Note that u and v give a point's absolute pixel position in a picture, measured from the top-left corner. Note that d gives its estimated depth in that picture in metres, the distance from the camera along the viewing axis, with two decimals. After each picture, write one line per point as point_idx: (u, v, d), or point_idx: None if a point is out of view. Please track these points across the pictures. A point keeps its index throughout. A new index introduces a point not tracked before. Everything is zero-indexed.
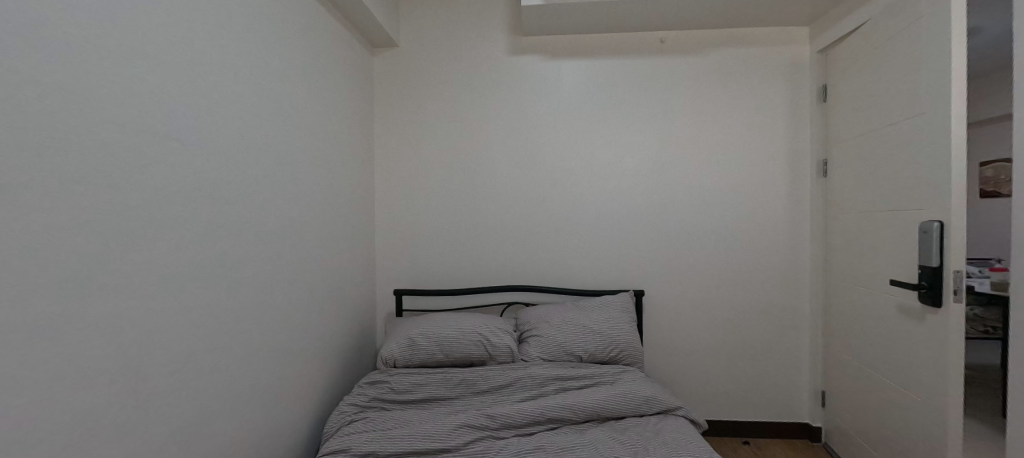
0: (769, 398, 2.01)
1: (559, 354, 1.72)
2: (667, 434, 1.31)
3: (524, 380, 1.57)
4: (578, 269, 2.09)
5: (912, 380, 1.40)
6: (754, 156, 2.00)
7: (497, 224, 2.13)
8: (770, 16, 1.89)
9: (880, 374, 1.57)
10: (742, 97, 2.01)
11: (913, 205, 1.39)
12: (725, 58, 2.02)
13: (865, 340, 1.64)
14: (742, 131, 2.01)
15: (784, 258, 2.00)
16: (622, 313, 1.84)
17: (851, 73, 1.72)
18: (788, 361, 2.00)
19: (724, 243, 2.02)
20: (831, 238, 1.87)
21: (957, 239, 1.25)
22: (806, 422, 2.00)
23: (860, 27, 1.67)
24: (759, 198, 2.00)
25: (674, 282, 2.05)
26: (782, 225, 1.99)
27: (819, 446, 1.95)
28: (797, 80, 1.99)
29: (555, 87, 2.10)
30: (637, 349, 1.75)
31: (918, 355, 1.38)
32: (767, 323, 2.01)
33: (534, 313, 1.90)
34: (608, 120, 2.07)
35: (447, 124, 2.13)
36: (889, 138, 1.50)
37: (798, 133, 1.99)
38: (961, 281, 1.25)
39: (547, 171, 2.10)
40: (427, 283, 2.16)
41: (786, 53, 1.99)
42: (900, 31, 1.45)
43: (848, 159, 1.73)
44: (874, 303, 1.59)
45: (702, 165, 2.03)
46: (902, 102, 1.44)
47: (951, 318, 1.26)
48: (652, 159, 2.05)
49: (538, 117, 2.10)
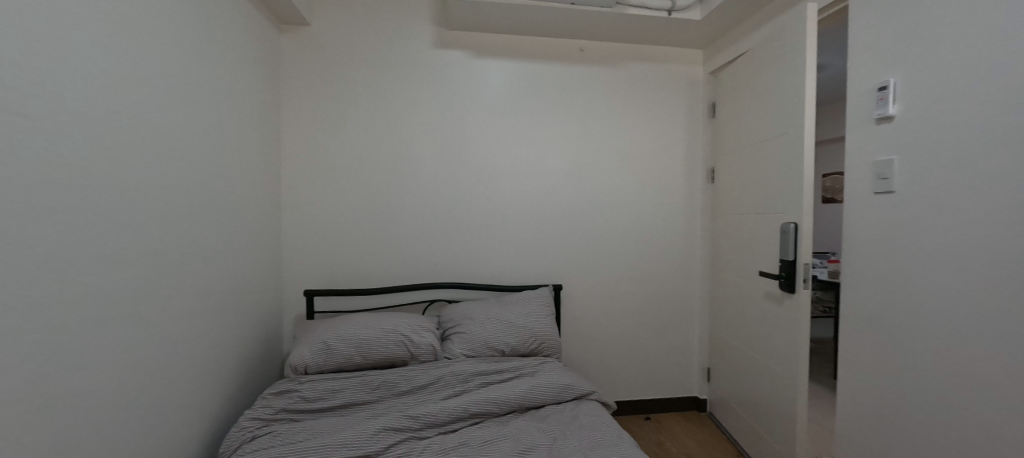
0: (666, 377, 2.27)
1: (482, 349, 1.74)
2: (584, 418, 1.42)
3: (447, 377, 1.56)
4: (502, 266, 2.14)
5: (774, 354, 1.69)
6: (658, 161, 2.23)
7: (420, 222, 2.07)
8: (673, 37, 2.11)
9: (751, 350, 1.85)
10: (650, 107, 2.22)
11: (777, 209, 1.67)
12: (636, 70, 2.21)
13: (740, 322, 1.93)
14: (649, 138, 2.22)
15: (681, 254, 2.26)
16: (542, 307, 1.92)
17: (735, 94, 2.00)
18: (682, 343, 2.28)
19: (633, 240, 2.22)
20: (717, 236, 2.15)
21: (808, 236, 1.53)
22: (696, 396, 2.29)
23: (741, 55, 1.95)
24: (662, 198, 2.23)
25: (590, 275, 2.20)
26: (680, 224, 2.25)
27: (705, 415, 2.25)
28: (693, 96, 2.25)
29: (481, 85, 2.10)
30: (556, 341, 1.84)
31: (779, 332, 1.66)
32: (667, 311, 2.26)
33: (458, 311, 1.90)
34: (532, 121, 2.14)
35: (368, 113, 2.02)
36: (761, 152, 1.79)
37: (693, 143, 2.26)
38: (809, 271, 1.53)
39: (471, 168, 2.10)
40: (343, 283, 2.03)
41: (685, 72, 2.24)
42: (771, 62, 1.73)
43: (731, 167, 2.02)
44: (748, 290, 1.87)
45: (616, 168, 2.20)
46: (770, 122, 1.72)
47: (801, 302, 1.54)
48: (572, 160, 2.17)
49: (464, 113, 2.09)
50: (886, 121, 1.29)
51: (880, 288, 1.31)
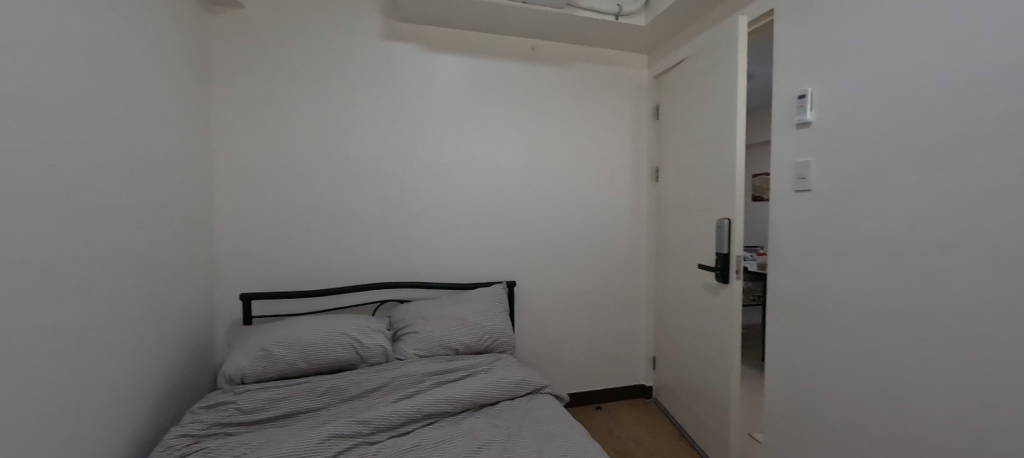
0: (615, 367, 2.37)
1: (435, 349, 1.72)
2: (538, 412, 1.44)
3: (400, 379, 1.52)
4: (456, 264, 2.12)
5: (711, 340, 1.81)
6: (607, 160, 2.31)
7: (370, 219, 2.00)
8: (621, 41, 2.20)
9: (690, 338, 1.98)
10: (599, 108, 2.30)
11: (713, 206, 1.79)
12: (586, 71, 2.28)
13: (682, 312, 2.06)
14: (598, 138, 2.30)
15: (628, 249, 2.36)
16: (496, 305, 1.93)
17: (676, 98, 2.12)
18: (629, 334, 2.38)
19: (584, 237, 2.29)
20: (661, 232, 2.27)
21: (740, 231, 1.65)
22: (642, 384, 2.41)
23: (681, 62, 2.07)
24: (610, 196, 2.32)
25: (543, 272, 2.24)
26: (627, 220, 2.35)
27: (650, 401, 2.37)
28: (638, 98, 2.36)
29: (433, 79, 2.06)
30: (510, 337, 1.85)
31: (715, 320, 1.78)
32: (615, 304, 2.35)
33: (410, 310, 1.86)
34: (485, 118, 2.14)
35: (311, 105, 1.91)
36: (699, 153, 1.91)
37: (639, 143, 2.37)
38: (741, 263, 1.65)
39: (422, 164, 2.06)
40: (285, 285, 1.91)
41: (631, 75, 2.34)
42: (707, 69, 1.85)
43: (673, 167, 2.14)
44: (688, 282, 2.00)
45: (568, 167, 2.25)
46: (707, 126, 1.85)
47: (734, 292, 1.66)
48: (525, 158, 2.19)
49: (415, 108, 2.04)
50: (805, 126, 1.43)
51: (800, 277, 1.45)
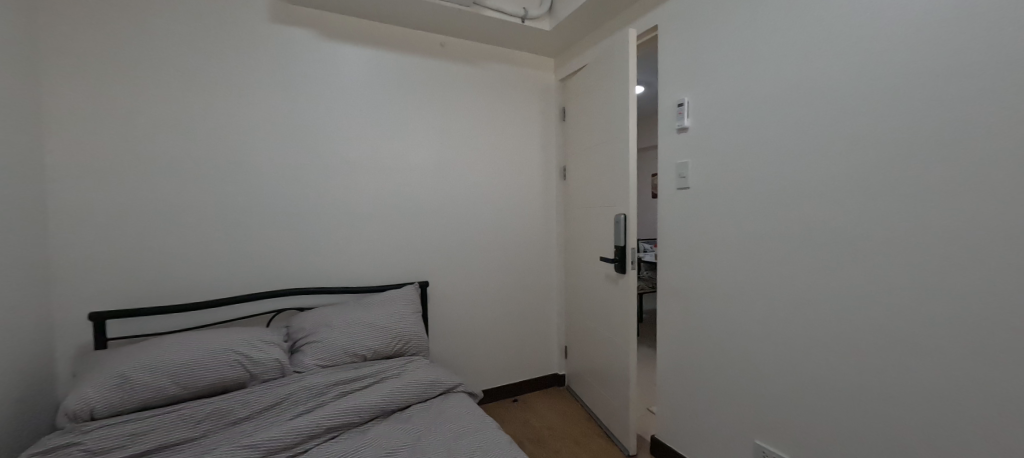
0: (530, 360, 2.45)
1: (339, 357, 1.61)
2: (449, 412, 1.43)
3: (297, 393, 1.40)
4: (363, 266, 2.01)
5: (612, 328, 1.96)
6: (518, 158, 2.38)
7: (260, 221, 1.80)
8: (528, 43, 2.27)
9: (595, 327, 2.11)
10: (509, 108, 2.35)
11: (611, 202, 1.94)
12: (495, 71, 2.31)
13: (588, 302, 2.19)
14: (508, 137, 2.35)
15: (540, 245, 2.45)
16: (407, 306, 1.87)
17: (580, 102, 2.25)
18: (543, 326, 2.48)
19: (498, 234, 2.33)
20: (569, 227, 2.40)
21: (633, 225, 1.80)
22: (556, 372, 2.53)
23: (583, 68, 2.21)
24: (521, 194, 2.39)
25: (457, 270, 2.23)
26: (538, 217, 2.44)
27: (563, 388, 2.50)
28: (547, 100, 2.46)
29: (331, 70, 1.92)
30: (422, 339, 1.81)
31: (614, 308, 1.93)
32: (529, 298, 2.43)
33: (310, 319, 1.72)
34: (393, 113, 2.06)
35: (182, 91, 1.67)
36: (599, 154, 2.06)
37: (548, 143, 2.47)
38: (635, 254, 1.80)
39: (323, 161, 1.92)
40: (153, 298, 1.65)
41: (539, 78, 2.44)
42: (604, 75, 1.99)
43: (578, 167, 2.27)
44: (592, 274, 2.14)
45: (480, 165, 2.27)
46: (605, 129, 1.99)
47: (629, 282, 1.81)
48: (435, 155, 2.16)
49: (311, 100, 1.89)
50: (683, 131, 1.63)
51: (682, 265, 1.64)
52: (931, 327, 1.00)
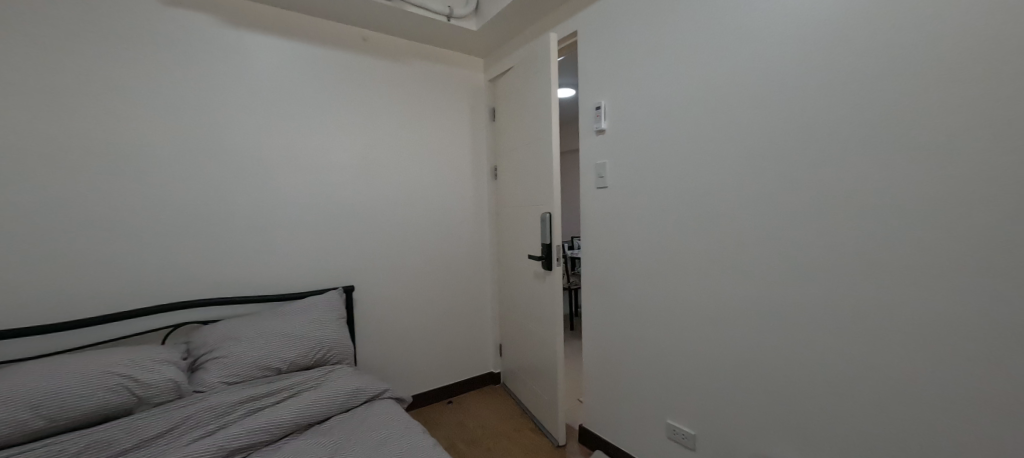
0: (465, 360, 2.44)
1: (249, 372, 1.48)
2: (373, 419, 1.39)
3: (197, 415, 1.27)
4: (279, 272, 1.88)
5: (541, 324, 2.01)
6: (448, 158, 2.35)
7: (153, 226, 1.61)
8: (455, 42, 2.26)
9: (526, 324, 2.16)
10: (438, 106, 2.32)
11: (537, 202, 1.99)
12: (423, 69, 2.27)
13: (519, 300, 2.23)
14: (438, 136, 2.32)
15: (473, 244, 2.45)
16: (328, 314, 1.77)
17: (508, 102, 2.28)
18: (477, 326, 2.48)
19: (428, 235, 2.29)
20: (501, 226, 2.43)
21: (558, 223, 1.86)
22: (491, 371, 2.55)
23: (510, 69, 2.24)
24: (452, 194, 2.37)
25: (385, 273, 2.16)
26: (470, 217, 2.44)
27: (499, 386, 2.53)
28: (476, 100, 2.46)
29: (236, 60, 1.77)
30: (346, 346, 1.73)
31: (542, 304, 1.98)
32: (462, 298, 2.42)
33: (215, 333, 1.57)
34: (311, 108, 1.94)
35: (49, 77, 1.45)
36: (526, 154, 2.10)
37: (479, 143, 2.48)
38: (560, 252, 1.86)
39: (230, 159, 1.76)
40: (13, 318, 1.41)
41: (469, 77, 2.43)
42: (529, 77, 2.04)
43: (508, 167, 2.30)
44: (522, 272, 2.18)
45: (408, 165, 2.22)
46: (531, 129, 2.04)
47: (555, 278, 1.87)
48: (359, 154, 2.07)
49: (214, 91, 1.73)
50: (601, 133, 1.71)
51: (603, 261, 1.73)
52: (801, 308, 1.15)
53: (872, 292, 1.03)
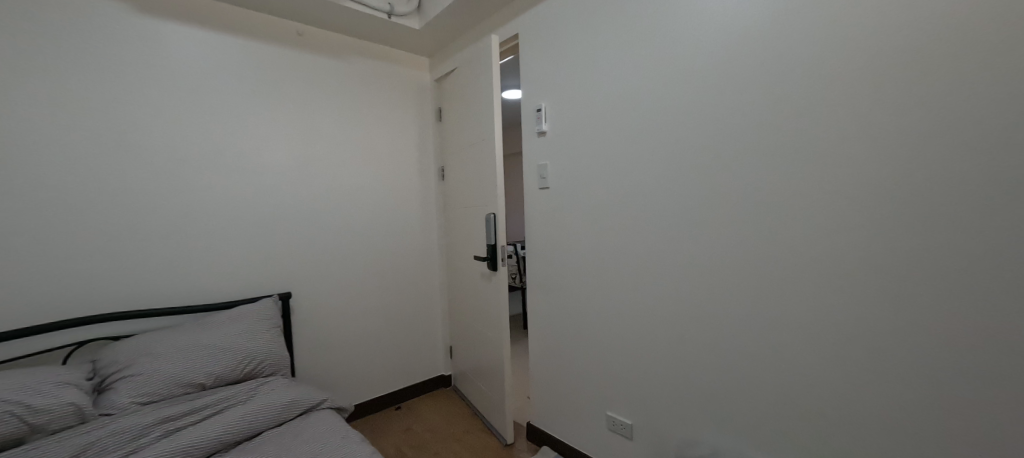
0: (414, 364, 2.40)
1: (167, 390, 1.37)
2: (307, 432, 1.33)
3: (103, 440, 1.15)
4: (206, 280, 1.75)
5: (487, 324, 2.01)
6: (393, 158, 2.30)
7: (51, 233, 1.46)
8: (399, 41, 2.22)
9: (474, 325, 2.16)
10: (381, 105, 2.26)
11: (482, 203, 2.00)
12: (364, 66, 2.20)
13: (467, 301, 2.23)
14: (381, 135, 2.26)
15: (420, 246, 2.42)
16: (261, 323, 1.68)
17: (453, 103, 2.27)
18: (426, 329, 2.45)
19: (373, 237, 2.23)
20: (449, 227, 2.41)
21: (502, 224, 1.88)
22: (442, 374, 2.52)
23: (454, 70, 2.23)
24: (397, 195, 2.32)
25: (326, 278, 2.07)
26: (417, 219, 2.40)
27: (449, 389, 2.51)
28: (422, 100, 2.43)
29: (152, 52, 1.64)
30: (281, 356, 1.64)
31: (489, 305, 1.99)
32: (410, 301, 2.38)
33: (128, 349, 1.44)
34: (240, 105, 1.83)
35: None
36: (471, 155, 2.10)
37: (425, 143, 2.44)
38: (504, 252, 1.88)
39: (145, 158, 1.62)
40: None
41: (414, 76, 2.40)
42: (472, 78, 2.04)
43: (455, 167, 2.28)
44: (469, 273, 2.18)
45: (350, 165, 2.15)
46: (475, 130, 2.04)
47: (500, 278, 1.88)
48: (296, 154, 1.98)
49: (125, 85, 1.58)
50: (541, 134, 1.75)
51: (546, 260, 1.77)
52: (720, 301, 1.24)
53: (777, 283, 1.13)
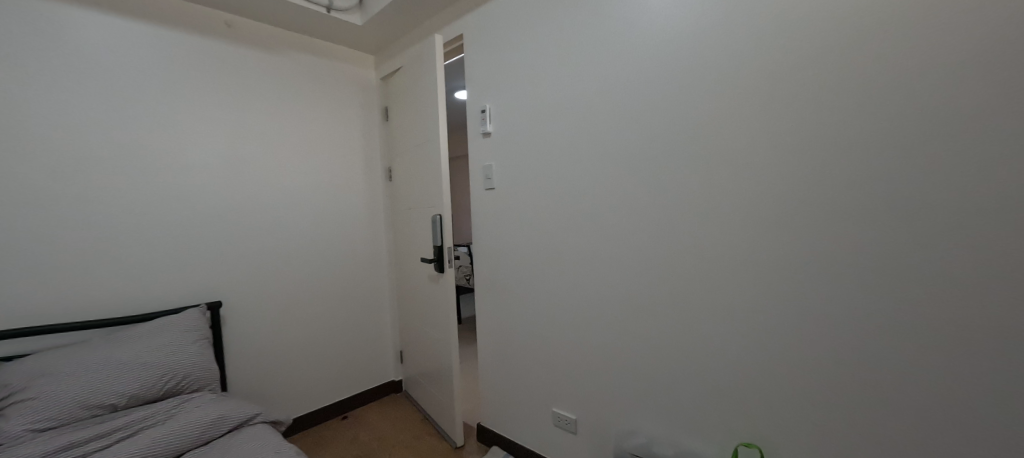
0: (362, 371, 2.32)
1: (71, 413, 1.23)
2: (235, 450, 1.25)
3: None
4: (121, 290, 1.61)
5: (436, 327, 1.99)
6: (336, 158, 2.22)
7: None
8: (341, 37, 2.14)
9: (423, 328, 2.12)
10: (323, 103, 2.17)
11: (428, 204, 1.97)
12: (303, 62, 2.10)
13: (415, 304, 2.19)
14: (323, 134, 2.17)
15: (367, 249, 2.34)
16: (185, 336, 1.56)
17: (399, 102, 2.22)
18: (375, 334, 2.38)
19: (315, 241, 2.13)
20: (397, 229, 2.36)
21: (449, 225, 1.87)
22: (392, 379, 2.47)
23: (399, 68, 2.18)
24: (341, 196, 2.24)
25: (263, 285, 1.96)
26: (364, 221, 2.33)
27: (401, 394, 2.46)
28: (367, 98, 2.36)
29: (50, 39, 1.48)
30: (209, 370, 1.53)
31: (437, 307, 1.96)
32: (357, 306, 2.30)
33: (23, 372, 1.29)
34: (160, 100, 1.70)
35: None
36: (417, 156, 2.06)
37: (371, 143, 2.38)
38: (451, 253, 1.87)
39: (44, 156, 1.46)
40: None
41: (358, 74, 2.32)
42: (417, 77, 2.00)
43: (402, 168, 2.24)
44: (417, 275, 2.14)
45: (288, 165, 2.04)
46: (421, 130, 2.01)
47: (447, 280, 1.87)
48: (226, 153, 1.86)
49: (17, 75, 1.42)
50: (486, 135, 1.76)
51: (492, 261, 1.78)
52: (653, 296, 1.30)
53: (701, 278, 1.20)
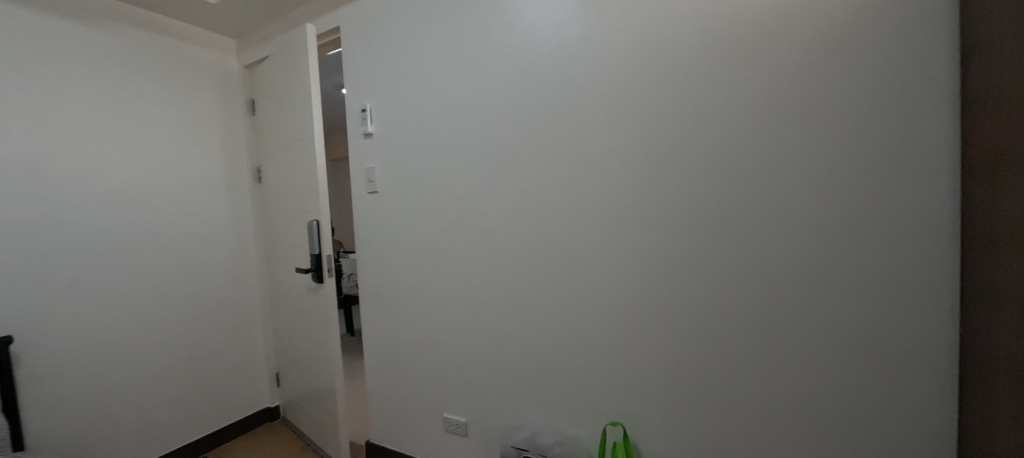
0: (228, 401, 2.03)
1: None
2: None
3: None
4: None
5: (316, 343, 1.82)
6: (186, 155, 1.89)
7: None
8: (189, 14, 1.84)
9: (302, 345, 1.93)
10: (166, 89, 1.84)
11: (304, 209, 1.80)
12: (137, 40, 1.75)
13: (292, 319, 1.98)
14: (167, 126, 1.83)
15: (231, 260, 2.04)
16: None
17: (268, 94, 1.98)
18: (243, 357, 2.09)
19: (158, 254, 1.79)
20: (268, 237, 2.10)
21: (328, 231, 1.72)
22: (267, 407, 2.20)
23: (267, 57, 1.95)
24: (194, 200, 1.91)
25: (82, 311, 1.59)
26: (225, 229, 2.03)
27: (278, 422, 2.20)
28: (227, 88, 2.06)
29: None
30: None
31: (317, 321, 1.80)
32: (218, 327, 1.99)
33: None
34: None
35: None
36: (290, 155, 1.87)
37: (233, 139, 2.08)
38: (332, 261, 1.73)
39: None
40: None
41: (214, 59, 2.01)
42: (287, 68, 1.81)
43: (273, 168, 2.00)
44: (294, 287, 1.93)
45: (118, 162, 1.68)
46: (293, 127, 1.83)
47: (327, 290, 1.72)
48: (19, 145, 1.45)
49: None
50: (368, 136, 1.67)
51: (377, 268, 1.69)
52: (534, 296, 1.36)
53: (574, 276, 1.29)
